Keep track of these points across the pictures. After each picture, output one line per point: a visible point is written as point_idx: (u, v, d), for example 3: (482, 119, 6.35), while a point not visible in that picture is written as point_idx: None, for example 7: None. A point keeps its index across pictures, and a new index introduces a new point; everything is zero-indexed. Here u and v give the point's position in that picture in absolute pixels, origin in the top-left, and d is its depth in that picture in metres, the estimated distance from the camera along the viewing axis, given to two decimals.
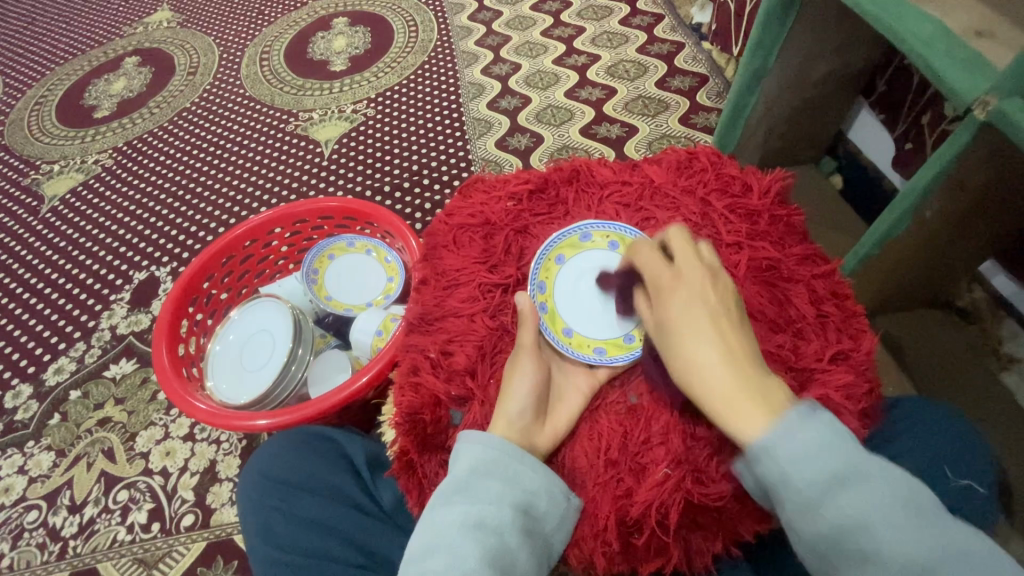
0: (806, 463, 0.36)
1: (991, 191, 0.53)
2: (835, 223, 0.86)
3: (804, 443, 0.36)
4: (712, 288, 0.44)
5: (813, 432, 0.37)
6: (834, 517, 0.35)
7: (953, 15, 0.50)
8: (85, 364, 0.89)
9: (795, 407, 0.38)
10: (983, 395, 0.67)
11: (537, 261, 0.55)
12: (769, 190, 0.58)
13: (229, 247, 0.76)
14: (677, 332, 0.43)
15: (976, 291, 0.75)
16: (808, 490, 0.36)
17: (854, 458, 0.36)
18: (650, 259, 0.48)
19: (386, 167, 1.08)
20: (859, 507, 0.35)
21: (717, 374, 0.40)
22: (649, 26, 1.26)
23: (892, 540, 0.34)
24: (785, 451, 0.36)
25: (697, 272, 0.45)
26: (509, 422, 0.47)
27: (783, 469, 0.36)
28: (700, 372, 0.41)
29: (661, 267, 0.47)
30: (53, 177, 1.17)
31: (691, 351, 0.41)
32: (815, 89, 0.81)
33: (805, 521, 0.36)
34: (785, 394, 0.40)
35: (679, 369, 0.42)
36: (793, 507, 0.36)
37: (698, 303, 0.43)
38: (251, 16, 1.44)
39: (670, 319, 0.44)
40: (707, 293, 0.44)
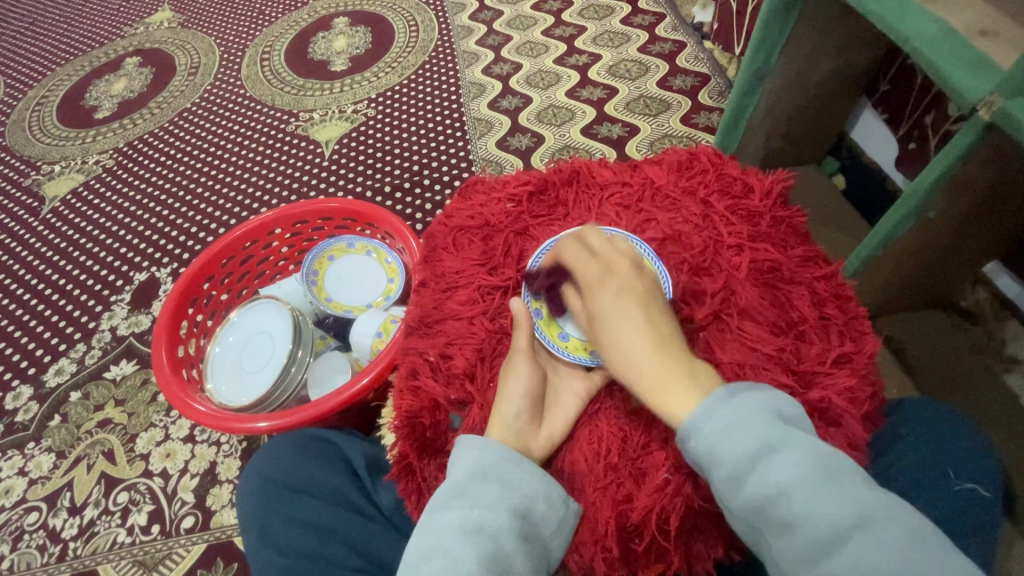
0: (730, 436, 0.38)
1: (995, 192, 0.53)
2: (837, 224, 0.86)
3: (726, 418, 0.39)
4: (639, 281, 0.47)
5: (736, 406, 0.39)
6: (760, 485, 0.37)
7: (957, 14, 0.49)
8: (86, 366, 0.89)
9: (721, 385, 0.42)
10: (987, 396, 0.66)
11: (530, 266, 0.54)
12: (771, 191, 0.57)
13: (230, 247, 0.76)
14: (611, 323, 0.45)
15: (980, 291, 0.74)
16: (731, 462, 0.38)
17: (778, 432, 0.38)
18: (578, 254, 0.49)
19: (387, 168, 1.08)
20: (779, 476, 0.36)
21: (652, 362, 0.42)
22: (651, 25, 1.26)
23: (814, 505, 0.35)
24: (712, 426, 0.39)
25: (624, 266, 0.47)
26: (506, 426, 0.47)
27: (707, 444, 0.39)
28: (636, 360, 0.43)
29: (590, 261, 0.48)
30: (54, 178, 1.17)
31: (626, 341, 0.43)
32: (817, 89, 0.80)
33: (733, 492, 0.38)
34: (712, 376, 0.43)
35: (616, 359, 0.44)
36: (721, 480, 0.38)
37: (627, 295, 0.45)
38: (252, 16, 1.43)
39: (602, 314, 0.45)
40: (635, 286, 0.46)
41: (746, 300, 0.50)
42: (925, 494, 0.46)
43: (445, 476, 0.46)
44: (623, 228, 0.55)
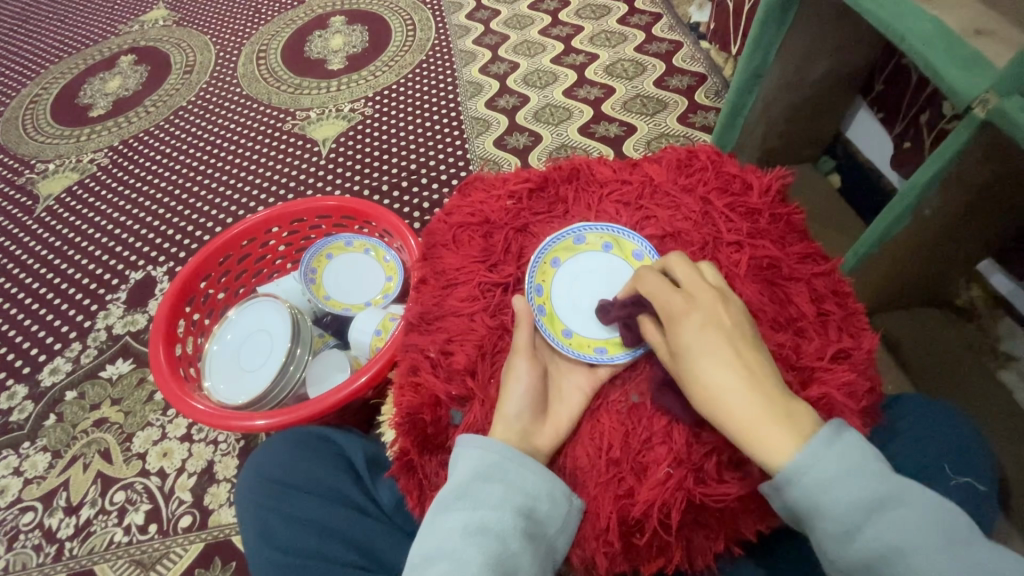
0: (837, 490, 0.37)
1: (989, 190, 0.53)
2: (833, 222, 0.87)
3: (832, 468, 0.37)
4: (726, 314, 0.45)
5: (842, 456, 0.38)
6: (869, 541, 0.36)
7: (952, 14, 0.50)
8: (81, 365, 0.89)
9: (823, 426, 0.40)
10: (981, 393, 0.67)
11: (534, 264, 0.55)
12: (769, 189, 0.58)
13: (227, 245, 0.76)
14: (700, 358, 0.43)
15: (974, 289, 0.75)
16: (839, 518, 0.37)
17: (886, 485, 0.37)
18: (658, 286, 0.48)
19: (384, 167, 1.08)
20: (894, 532, 0.36)
21: (746, 401, 0.40)
22: (647, 25, 1.26)
23: (930, 564, 0.35)
24: (815, 476, 0.37)
25: (708, 297, 0.46)
26: (507, 424, 0.47)
27: (811, 496, 0.37)
28: (729, 398, 0.41)
29: (669, 293, 0.47)
30: (48, 176, 1.16)
31: (717, 378, 0.42)
32: (813, 88, 0.81)
33: (838, 548, 0.37)
34: (810, 415, 0.41)
35: (704, 398, 0.42)
36: (825, 535, 0.37)
37: (715, 329, 0.44)
38: (248, 14, 1.43)
39: (688, 345, 0.44)
40: (722, 318, 0.45)
41: (745, 296, 0.50)
42: (922, 489, 0.47)
43: (448, 474, 0.47)
44: (623, 227, 0.57)
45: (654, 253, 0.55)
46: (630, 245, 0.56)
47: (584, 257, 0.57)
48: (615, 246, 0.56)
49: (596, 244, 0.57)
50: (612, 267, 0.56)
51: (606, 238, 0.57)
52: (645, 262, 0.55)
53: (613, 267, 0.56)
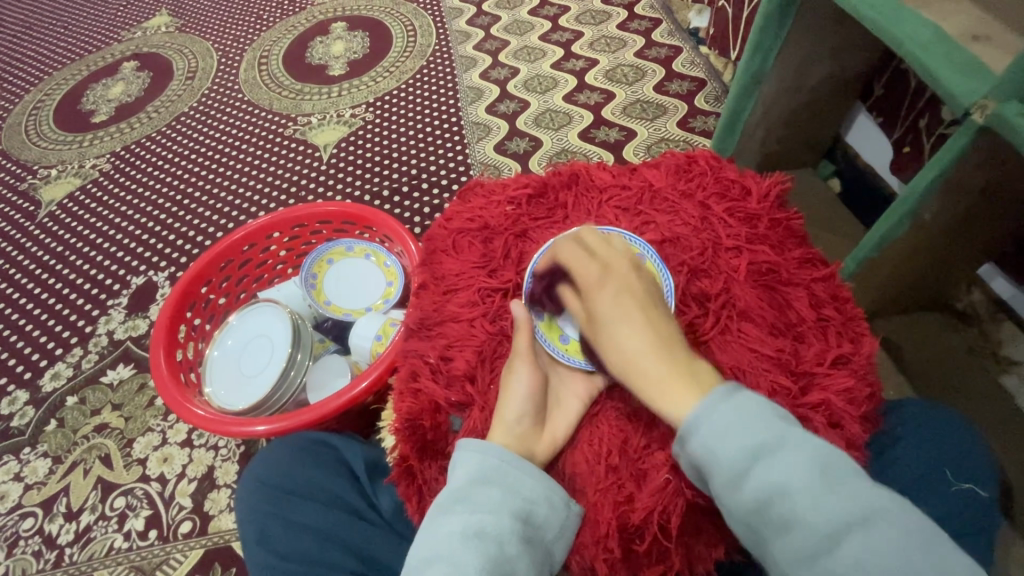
0: (726, 435, 0.39)
1: (988, 195, 0.53)
2: (834, 227, 0.87)
3: (722, 417, 0.40)
4: (637, 282, 0.47)
5: (732, 406, 0.40)
6: (758, 484, 0.37)
7: (950, 20, 0.50)
8: (83, 370, 0.89)
9: (720, 384, 0.43)
10: (983, 398, 0.67)
11: (533, 268, 0.53)
12: (768, 194, 0.58)
13: (229, 250, 0.76)
14: (611, 327, 0.46)
15: (974, 293, 0.73)
16: (727, 460, 0.39)
17: (774, 430, 0.39)
18: (575, 253, 0.50)
19: (385, 172, 1.08)
20: (779, 473, 0.37)
21: (652, 364, 0.43)
22: (647, 30, 1.26)
23: (812, 501, 0.36)
24: (707, 425, 0.40)
25: (621, 266, 0.48)
26: (506, 429, 0.47)
27: (703, 444, 0.40)
28: (636, 363, 0.44)
29: (587, 261, 0.49)
30: (50, 182, 1.17)
31: (627, 345, 0.45)
32: (812, 93, 0.81)
33: (732, 494, 0.38)
34: (711, 375, 0.44)
35: (617, 362, 0.45)
36: (716, 480, 0.39)
37: (625, 297, 0.46)
38: (250, 20, 1.44)
39: (601, 312, 0.46)
40: (633, 286, 0.47)
41: (745, 302, 0.50)
42: (924, 496, 0.46)
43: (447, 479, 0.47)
44: (624, 230, 0.55)
45: (654, 256, 0.52)
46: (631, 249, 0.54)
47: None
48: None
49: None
50: None
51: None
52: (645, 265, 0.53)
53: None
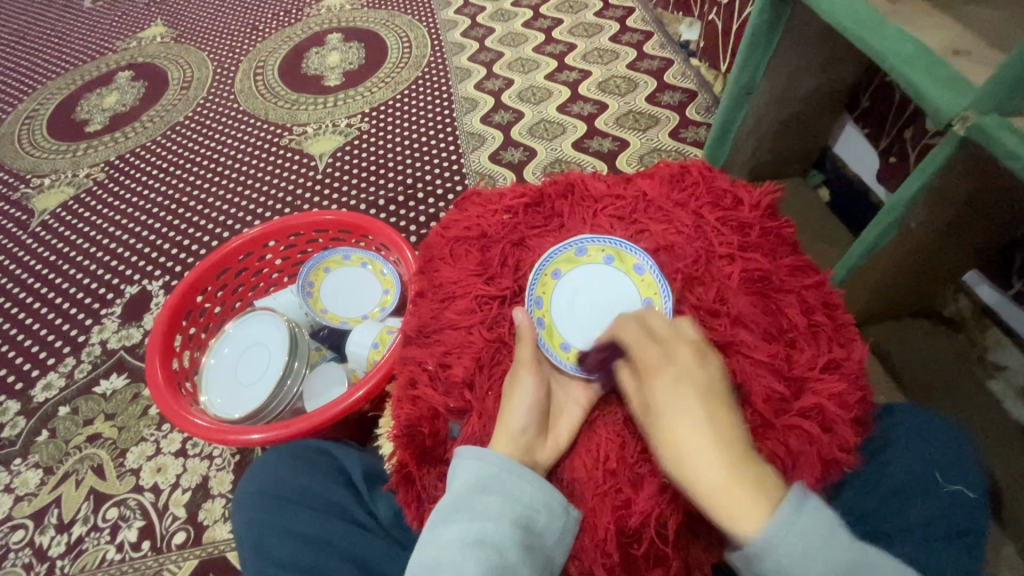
0: (814, 567, 0.36)
1: (972, 203, 0.55)
2: (823, 235, 0.88)
3: (809, 546, 0.36)
4: (703, 374, 0.43)
5: (818, 530, 0.37)
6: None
7: (931, 36, 0.52)
8: (75, 380, 0.88)
9: (790, 495, 0.38)
10: (970, 403, 0.68)
11: (535, 276, 0.55)
12: (759, 204, 0.59)
13: (225, 259, 0.76)
14: (668, 419, 0.41)
15: (961, 299, 0.75)
16: None
17: (854, 553, 0.38)
18: (636, 335, 0.47)
19: (380, 181, 1.09)
20: None
21: (711, 466, 0.38)
22: (639, 43, 1.29)
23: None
24: (790, 552, 0.36)
25: (686, 352, 0.44)
26: (506, 437, 0.47)
27: (783, 571, 0.36)
28: (697, 467, 0.38)
29: (648, 344, 0.45)
30: (43, 191, 1.16)
31: (682, 442, 0.40)
32: (801, 104, 0.83)
33: None
34: (781, 485, 0.39)
35: (671, 460, 0.40)
36: None
37: (688, 389, 0.42)
38: (246, 31, 1.45)
39: (660, 405, 0.42)
40: (697, 377, 0.43)
41: (738, 308, 0.51)
42: (915, 500, 0.47)
43: (447, 486, 0.47)
44: (622, 239, 0.57)
45: (654, 266, 0.55)
46: (632, 260, 0.56)
47: (585, 269, 0.57)
48: (616, 258, 0.57)
49: (598, 256, 0.58)
50: (612, 282, 0.57)
51: (607, 250, 0.57)
52: (646, 276, 0.55)
53: (614, 281, 0.57)
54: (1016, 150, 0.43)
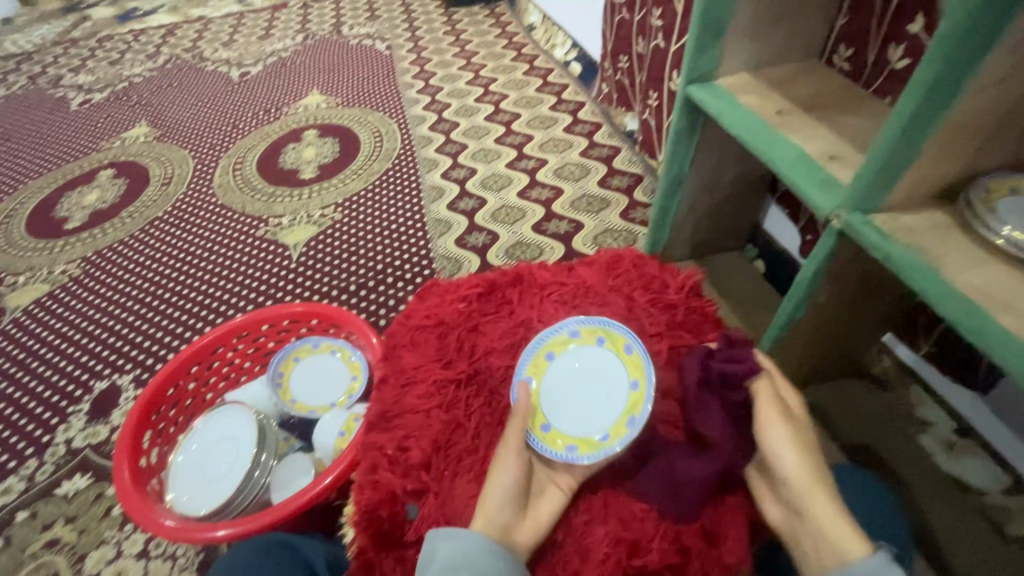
0: None
1: (866, 280, 0.63)
2: (758, 303, 0.97)
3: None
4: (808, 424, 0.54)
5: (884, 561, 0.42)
6: None
7: (810, 145, 0.62)
8: (35, 483, 0.86)
9: None
10: (905, 459, 0.73)
11: (525, 358, 0.60)
12: (684, 286, 0.67)
13: (198, 353, 0.79)
14: (803, 440, 0.49)
15: (886, 359, 0.81)
16: None
17: None
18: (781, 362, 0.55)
19: (352, 268, 1.15)
20: None
21: (830, 488, 0.46)
22: (590, 132, 1.43)
23: None
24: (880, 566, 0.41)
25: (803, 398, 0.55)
26: (487, 518, 0.50)
27: None
28: (824, 480, 0.47)
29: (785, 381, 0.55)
30: (17, 289, 1.18)
31: (805, 460, 0.47)
32: (727, 190, 0.94)
33: None
34: None
35: (800, 468, 0.47)
36: None
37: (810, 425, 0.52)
38: (226, 129, 1.56)
39: (800, 425, 0.50)
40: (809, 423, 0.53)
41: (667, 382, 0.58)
42: None
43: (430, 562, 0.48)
44: (612, 321, 0.61)
45: (641, 349, 0.58)
46: (622, 341, 0.60)
47: (577, 350, 0.61)
48: (608, 339, 0.60)
49: (589, 338, 0.61)
50: (603, 363, 0.59)
51: (600, 333, 0.61)
52: (634, 357, 0.58)
53: (605, 361, 0.59)
54: (878, 242, 0.51)
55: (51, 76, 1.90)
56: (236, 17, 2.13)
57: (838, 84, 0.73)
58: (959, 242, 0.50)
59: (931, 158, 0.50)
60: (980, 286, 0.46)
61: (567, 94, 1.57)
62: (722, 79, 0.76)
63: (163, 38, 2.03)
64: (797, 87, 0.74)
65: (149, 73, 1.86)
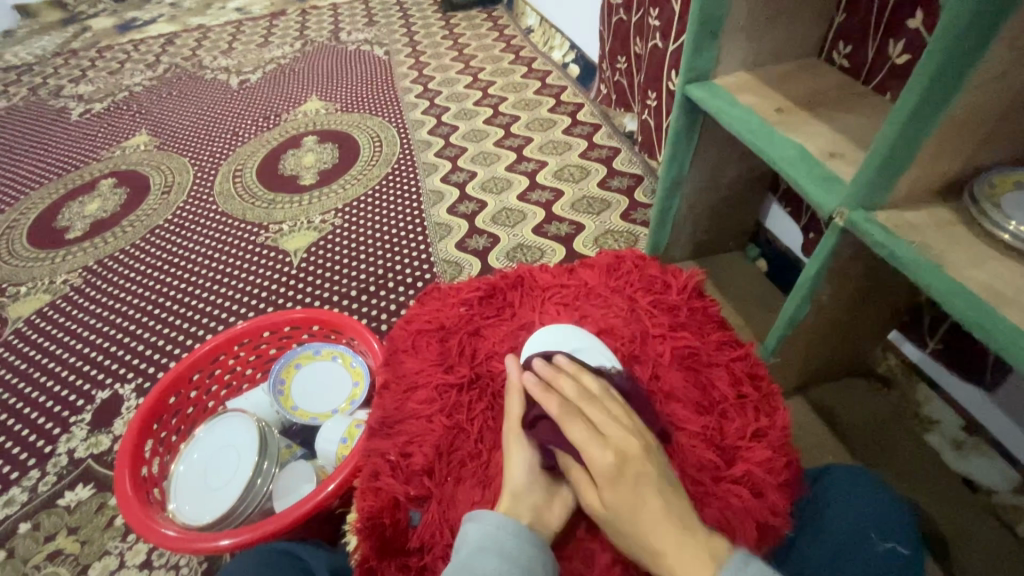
0: None
1: (867, 279, 0.63)
2: (761, 303, 0.97)
3: None
4: (644, 469, 0.47)
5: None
6: None
7: (810, 143, 0.62)
8: (38, 493, 0.86)
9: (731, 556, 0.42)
10: (909, 457, 0.72)
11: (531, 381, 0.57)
12: (686, 286, 0.67)
13: (200, 361, 0.79)
14: (624, 533, 0.45)
15: (890, 357, 0.80)
16: None
17: None
18: (585, 432, 0.49)
19: (353, 274, 1.15)
20: None
21: (676, 552, 0.42)
22: (589, 134, 1.43)
23: None
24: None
25: (621, 450, 0.47)
26: (518, 496, 0.50)
27: None
28: (655, 552, 0.43)
29: (594, 448, 0.48)
30: (19, 299, 1.18)
31: (632, 547, 0.44)
32: (728, 189, 0.93)
33: None
34: (719, 548, 0.43)
35: (645, 558, 0.44)
36: None
37: (629, 489, 0.45)
38: (226, 137, 1.56)
39: (612, 514, 0.45)
40: (640, 477, 0.46)
41: (671, 384, 0.58)
42: (856, 560, 0.50)
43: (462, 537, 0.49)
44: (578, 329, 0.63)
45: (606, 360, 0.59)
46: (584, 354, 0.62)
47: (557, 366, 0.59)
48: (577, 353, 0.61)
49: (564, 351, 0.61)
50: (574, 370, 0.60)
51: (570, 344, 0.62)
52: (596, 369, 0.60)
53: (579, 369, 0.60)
54: (881, 239, 0.50)
55: (51, 87, 1.91)
56: (235, 25, 2.14)
57: (836, 82, 0.73)
58: (965, 239, 0.49)
59: (933, 154, 0.50)
60: (987, 283, 0.45)
61: (566, 96, 1.57)
62: (720, 78, 0.76)
63: (162, 47, 2.04)
64: (795, 85, 0.73)
65: (149, 82, 1.86)
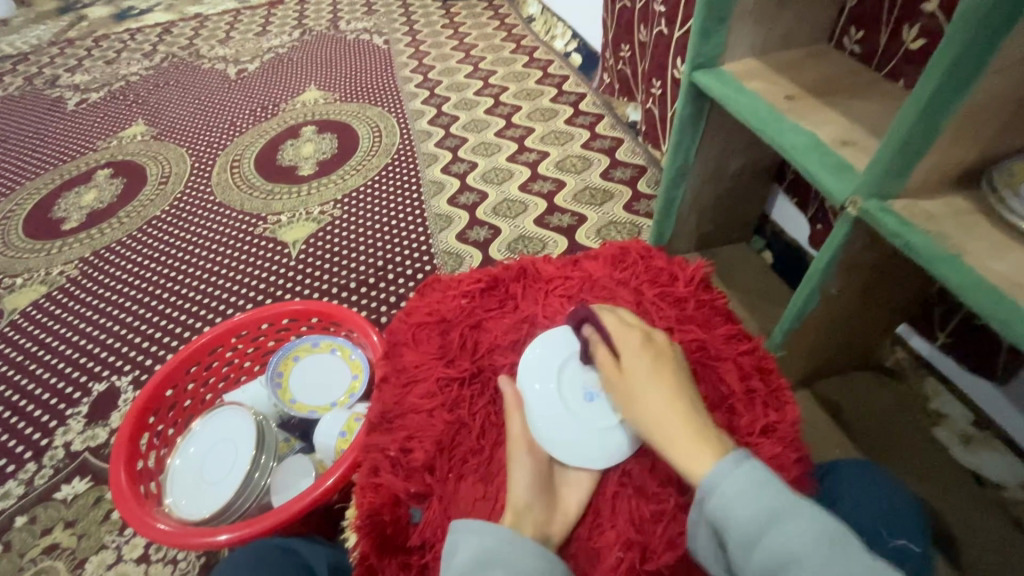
0: (744, 502, 0.41)
1: (878, 270, 0.61)
2: (766, 296, 0.95)
3: (742, 483, 0.41)
4: (669, 356, 0.52)
5: (751, 473, 0.42)
6: (769, 551, 0.39)
7: (821, 130, 0.60)
8: (35, 487, 0.85)
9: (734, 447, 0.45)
10: (917, 451, 0.71)
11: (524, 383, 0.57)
12: (693, 278, 0.66)
13: (196, 353, 0.78)
14: (641, 398, 0.49)
15: (899, 351, 0.80)
16: (744, 528, 0.40)
17: (777, 498, 0.40)
18: (617, 323, 0.56)
19: (353, 265, 1.13)
20: (793, 538, 0.38)
21: (684, 420, 0.47)
22: (591, 124, 1.41)
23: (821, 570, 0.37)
24: (722, 490, 0.42)
25: (652, 338, 0.54)
26: (521, 511, 0.48)
27: (722, 513, 0.41)
28: (666, 417, 0.47)
29: (626, 332, 0.54)
30: (15, 291, 1.17)
31: (645, 414, 0.48)
32: (733, 180, 0.91)
33: (746, 558, 0.40)
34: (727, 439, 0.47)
35: (653, 423, 0.48)
36: (739, 546, 0.40)
37: (654, 365, 0.51)
38: (223, 127, 1.54)
39: (632, 381, 0.51)
40: (665, 359, 0.52)
41: None
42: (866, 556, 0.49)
43: (446, 563, 0.47)
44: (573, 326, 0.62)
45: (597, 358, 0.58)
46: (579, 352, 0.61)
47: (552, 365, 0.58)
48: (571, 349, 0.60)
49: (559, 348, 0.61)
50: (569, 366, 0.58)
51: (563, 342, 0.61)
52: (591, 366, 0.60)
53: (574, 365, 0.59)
54: (897, 229, 0.49)
55: (47, 76, 1.88)
56: (232, 14, 2.10)
57: (848, 68, 0.71)
58: (982, 229, 0.48)
59: (951, 141, 0.48)
60: (1007, 275, 0.44)
61: (568, 85, 1.54)
62: (729, 64, 0.74)
63: (159, 36, 2.01)
64: (806, 72, 0.71)
65: (145, 71, 1.84)
